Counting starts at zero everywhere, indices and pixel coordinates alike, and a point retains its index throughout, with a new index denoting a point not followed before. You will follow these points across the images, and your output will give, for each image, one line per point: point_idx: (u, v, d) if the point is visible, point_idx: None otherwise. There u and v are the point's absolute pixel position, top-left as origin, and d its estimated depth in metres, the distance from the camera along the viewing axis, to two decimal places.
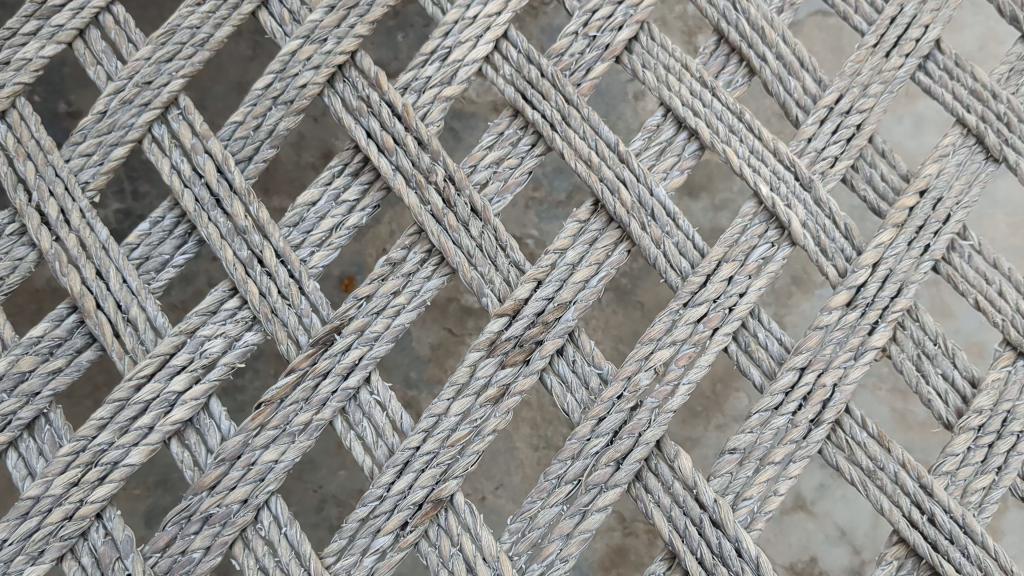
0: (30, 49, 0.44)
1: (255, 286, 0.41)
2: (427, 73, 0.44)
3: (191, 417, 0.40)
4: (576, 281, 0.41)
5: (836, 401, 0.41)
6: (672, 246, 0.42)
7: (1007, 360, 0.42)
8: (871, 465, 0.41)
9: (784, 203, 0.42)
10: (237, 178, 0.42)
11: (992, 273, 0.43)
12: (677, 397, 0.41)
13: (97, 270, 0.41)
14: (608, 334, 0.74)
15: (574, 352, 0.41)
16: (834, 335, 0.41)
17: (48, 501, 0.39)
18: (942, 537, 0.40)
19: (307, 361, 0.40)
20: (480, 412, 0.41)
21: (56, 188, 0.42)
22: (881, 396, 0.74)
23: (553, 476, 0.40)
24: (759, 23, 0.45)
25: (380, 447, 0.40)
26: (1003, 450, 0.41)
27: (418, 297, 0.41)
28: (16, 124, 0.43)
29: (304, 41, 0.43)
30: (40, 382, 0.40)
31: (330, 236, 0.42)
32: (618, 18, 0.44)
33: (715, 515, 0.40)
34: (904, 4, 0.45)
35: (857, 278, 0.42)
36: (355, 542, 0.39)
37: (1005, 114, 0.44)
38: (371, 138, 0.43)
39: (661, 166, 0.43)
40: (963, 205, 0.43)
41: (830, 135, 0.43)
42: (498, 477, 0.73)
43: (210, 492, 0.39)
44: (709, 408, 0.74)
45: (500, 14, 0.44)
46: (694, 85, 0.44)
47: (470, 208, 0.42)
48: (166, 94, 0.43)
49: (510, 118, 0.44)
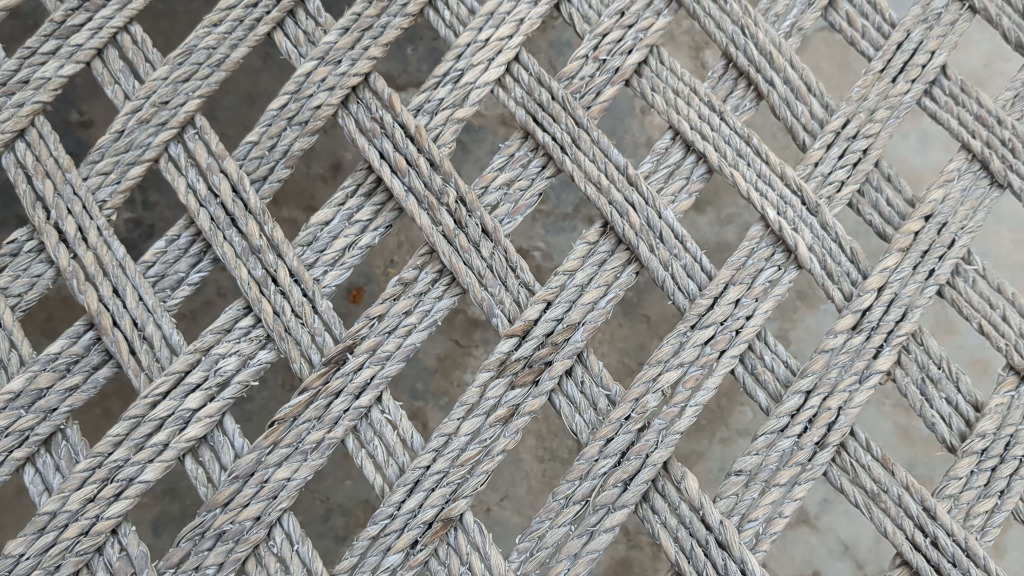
0: (49, 68, 0.44)
1: (268, 305, 0.42)
2: (439, 95, 0.44)
3: (205, 434, 0.41)
4: (585, 303, 0.42)
5: (841, 424, 0.41)
6: (680, 269, 0.43)
7: (1011, 385, 0.43)
8: (875, 488, 0.41)
9: (791, 227, 0.43)
10: (252, 198, 0.43)
11: (996, 298, 0.43)
12: (684, 418, 0.41)
13: (114, 287, 0.42)
14: (614, 347, 0.74)
15: (582, 373, 0.42)
16: (840, 359, 0.42)
17: (65, 517, 0.39)
18: (944, 560, 0.41)
19: (320, 379, 0.41)
20: (490, 432, 0.41)
21: (74, 207, 0.42)
22: (886, 411, 0.74)
23: (561, 496, 0.41)
24: (768, 48, 0.45)
25: (391, 466, 0.41)
26: (1006, 474, 0.42)
27: (429, 316, 0.42)
28: (35, 141, 0.44)
29: (319, 62, 0.44)
30: (57, 399, 0.41)
31: (342, 256, 0.43)
32: (628, 42, 0.45)
33: (721, 537, 0.40)
34: (911, 30, 0.46)
35: (863, 302, 0.42)
36: (366, 560, 0.40)
37: (1009, 139, 0.45)
38: (384, 159, 0.43)
39: (669, 189, 0.44)
40: (967, 230, 0.43)
41: (837, 159, 0.44)
42: (503, 489, 0.74)
43: (223, 508, 0.40)
44: (714, 421, 0.74)
45: (512, 37, 0.45)
46: (702, 109, 0.44)
47: (481, 229, 0.43)
48: (183, 114, 0.43)
49: (520, 140, 0.44)
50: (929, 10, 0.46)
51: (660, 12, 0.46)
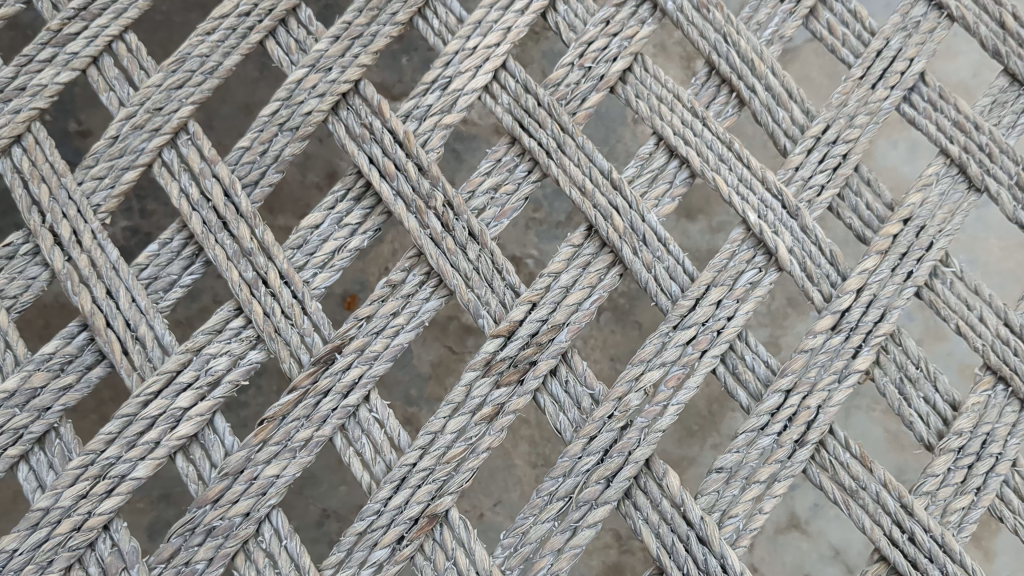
0: (45, 76, 0.45)
1: (259, 306, 0.42)
2: (428, 102, 0.45)
3: (196, 433, 0.41)
4: (569, 304, 0.43)
5: (820, 422, 0.42)
6: (663, 271, 0.44)
7: (988, 384, 0.44)
8: (854, 485, 0.42)
9: (772, 230, 0.44)
10: (243, 202, 0.44)
11: (974, 299, 0.44)
12: (666, 417, 0.42)
13: (108, 289, 0.42)
14: (605, 353, 0.75)
15: (566, 372, 0.43)
16: (820, 358, 0.43)
17: (58, 513, 0.40)
18: (921, 555, 0.42)
19: (309, 379, 0.42)
20: (475, 430, 0.42)
21: (69, 210, 0.43)
22: (876, 417, 0.75)
23: (545, 493, 0.42)
24: (749, 55, 0.46)
25: (378, 464, 0.42)
26: (982, 471, 0.43)
27: (417, 317, 0.43)
28: (31, 147, 0.45)
29: (310, 70, 0.45)
30: (51, 398, 0.41)
31: (332, 258, 0.44)
32: (613, 50, 0.46)
33: (701, 532, 0.41)
34: (890, 38, 0.46)
35: (842, 303, 0.43)
36: (353, 556, 0.41)
37: (986, 144, 0.46)
38: (373, 164, 0.44)
39: (653, 194, 0.45)
40: (946, 233, 0.44)
41: (817, 164, 0.45)
42: (496, 494, 0.75)
43: (213, 505, 0.41)
44: (705, 427, 0.75)
45: (499, 45, 0.46)
46: (685, 116, 0.45)
47: (468, 232, 0.44)
48: (176, 120, 0.44)
49: (507, 145, 0.45)
50: (908, 18, 0.47)
51: (644, 20, 0.47)
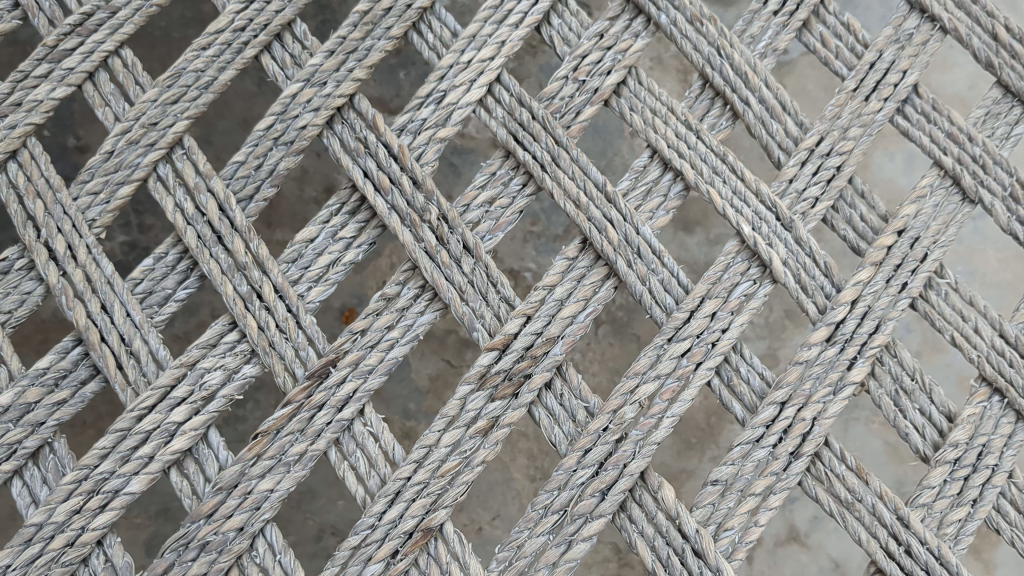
0: (41, 91, 0.45)
1: (254, 320, 0.42)
2: (423, 115, 0.45)
3: (191, 447, 0.41)
4: (564, 317, 0.43)
5: (815, 435, 0.42)
6: (657, 283, 0.44)
7: (983, 395, 0.44)
8: (849, 497, 0.42)
9: (766, 242, 0.44)
10: (238, 216, 0.44)
11: (969, 310, 0.44)
12: (661, 429, 0.42)
13: (102, 303, 0.42)
14: (605, 366, 0.74)
15: (561, 385, 0.43)
16: (814, 370, 0.43)
17: (51, 528, 0.40)
18: (918, 567, 0.42)
19: (303, 393, 0.42)
20: (470, 443, 0.42)
21: (64, 225, 0.43)
22: (874, 429, 0.75)
23: (541, 505, 0.42)
24: (743, 68, 0.46)
25: (373, 477, 0.42)
26: (979, 483, 0.43)
27: (411, 331, 0.43)
28: (26, 162, 0.45)
29: (305, 84, 0.45)
30: (46, 413, 0.41)
31: (327, 272, 0.43)
32: (606, 64, 0.46)
33: (697, 545, 0.41)
34: (883, 50, 0.46)
35: (837, 314, 0.43)
36: (347, 570, 0.41)
37: (980, 156, 0.46)
38: (368, 178, 0.44)
39: (647, 206, 0.45)
40: (940, 244, 0.44)
41: (811, 176, 0.45)
42: (495, 508, 0.74)
43: (207, 519, 0.41)
44: (703, 439, 0.74)
45: (493, 59, 0.46)
46: (679, 128, 0.45)
47: (462, 245, 0.44)
48: (172, 135, 0.45)
49: (501, 159, 0.45)
50: (901, 31, 0.47)
51: (638, 33, 0.47)
